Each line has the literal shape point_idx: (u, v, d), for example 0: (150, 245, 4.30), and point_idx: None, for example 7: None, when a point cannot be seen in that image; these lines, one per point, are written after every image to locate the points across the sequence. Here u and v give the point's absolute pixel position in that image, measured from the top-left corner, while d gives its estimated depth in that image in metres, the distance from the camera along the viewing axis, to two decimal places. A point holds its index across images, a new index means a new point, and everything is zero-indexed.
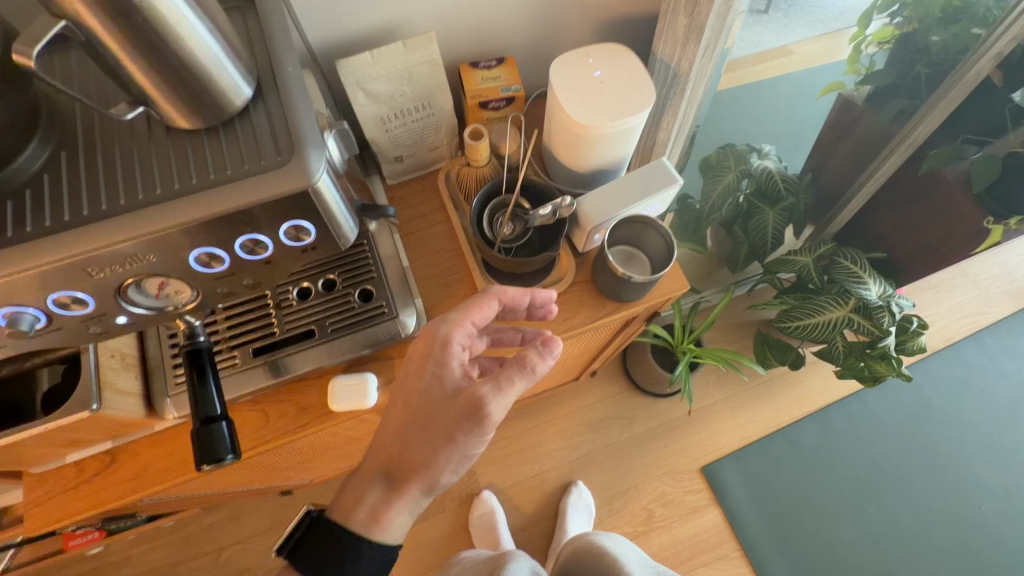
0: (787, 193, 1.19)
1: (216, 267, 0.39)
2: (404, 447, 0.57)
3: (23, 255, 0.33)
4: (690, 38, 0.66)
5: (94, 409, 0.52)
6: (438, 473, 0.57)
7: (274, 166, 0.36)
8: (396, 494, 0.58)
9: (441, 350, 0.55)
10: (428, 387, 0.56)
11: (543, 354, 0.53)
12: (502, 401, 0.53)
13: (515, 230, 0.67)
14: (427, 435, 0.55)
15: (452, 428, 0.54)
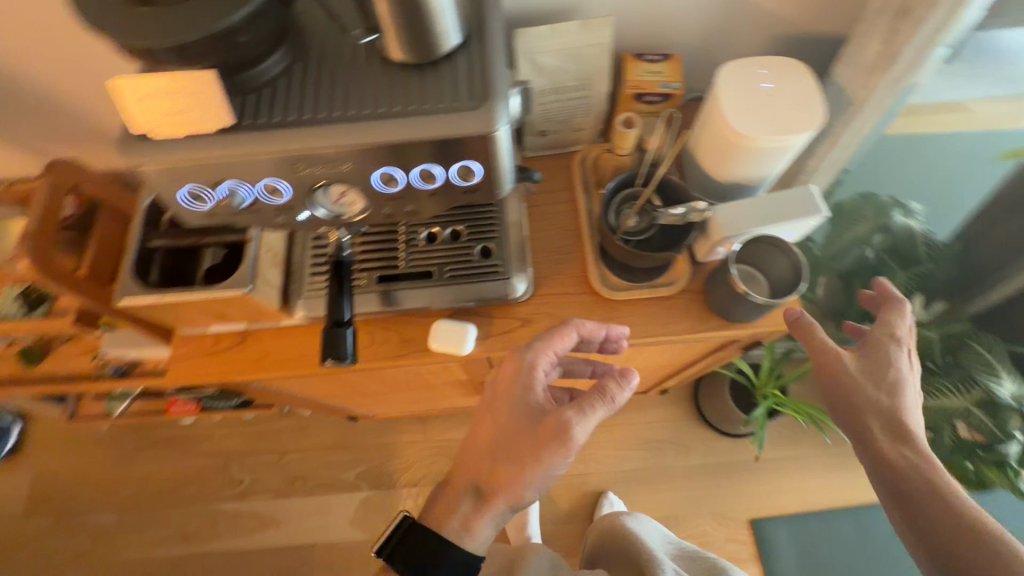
0: (928, 257, 1.08)
1: (391, 188, 0.43)
2: (493, 469, 0.63)
3: (256, 141, 0.39)
4: (878, 65, 0.63)
5: (246, 289, 0.61)
6: (524, 494, 0.62)
7: (466, 108, 0.39)
8: (484, 507, 0.63)
9: (528, 374, 0.63)
10: (514, 412, 0.62)
11: (621, 385, 0.62)
12: (586, 423, 0.59)
13: (641, 223, 0.69)
14: (514, 456, 0.61)
15: (537, 450, 0.60)
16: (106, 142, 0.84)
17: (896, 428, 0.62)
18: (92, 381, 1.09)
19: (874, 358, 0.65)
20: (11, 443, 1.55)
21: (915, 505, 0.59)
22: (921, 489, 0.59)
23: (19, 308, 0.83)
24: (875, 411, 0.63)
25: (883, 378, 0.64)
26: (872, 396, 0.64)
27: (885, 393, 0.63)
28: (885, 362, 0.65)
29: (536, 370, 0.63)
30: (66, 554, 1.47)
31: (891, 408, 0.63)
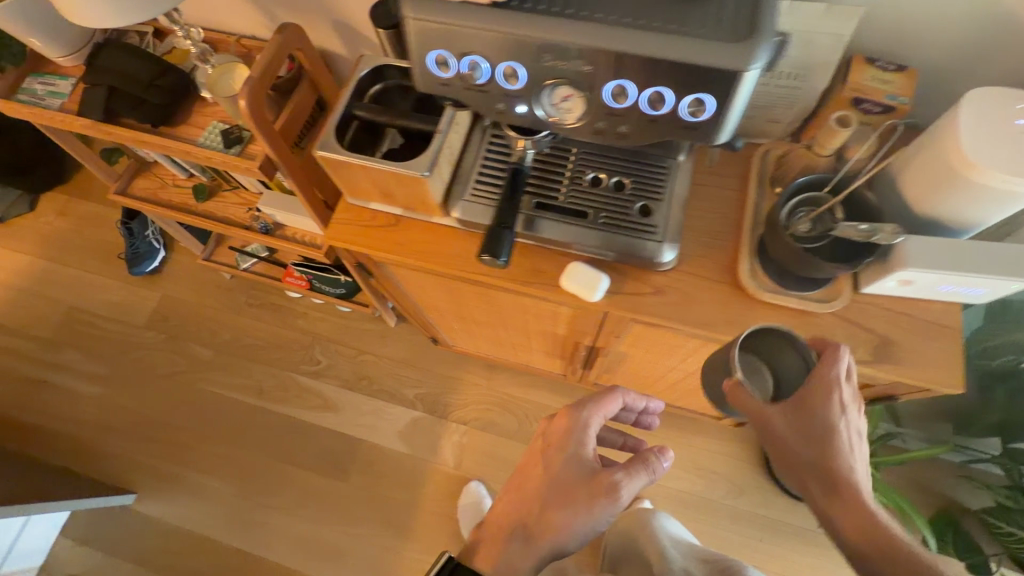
0: None
1: (616, 103, 0.44)
2: (542, 512, 0.67)
3: (517, 24, 0.42)
4: None
5: (424, 174, 0.65)
6: (568, 543, 0.66)
7: (726, 40, 0.39)
8: (528, 552, 0.66)
9: (582, 429, 0.70)
10: (566, 463, 0.69)
11: (660, 456, 0.66)
12: (632, 485, 0.65)
13: (814, 231, 0.64)
14: (567, 505, 0.66)
15: (590, 503, 0.65)
16: (325, 18, 0.92)
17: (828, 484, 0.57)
18: (241, 229, 1.24)
19: (809, 417, 0.57)
20: (154, 265, 1.80)
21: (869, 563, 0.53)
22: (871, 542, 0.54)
23: (219, 141, 0.93)
24: (806, 466, 0.58)
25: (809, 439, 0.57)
26: (796, 449, 0.58)
27: (813, 455, 0.57)
28: (819, 421, 0.57)
29: (586, 426, 0.70)
30: (166, 370, 1.69)
31: (817, 455, 0.57)
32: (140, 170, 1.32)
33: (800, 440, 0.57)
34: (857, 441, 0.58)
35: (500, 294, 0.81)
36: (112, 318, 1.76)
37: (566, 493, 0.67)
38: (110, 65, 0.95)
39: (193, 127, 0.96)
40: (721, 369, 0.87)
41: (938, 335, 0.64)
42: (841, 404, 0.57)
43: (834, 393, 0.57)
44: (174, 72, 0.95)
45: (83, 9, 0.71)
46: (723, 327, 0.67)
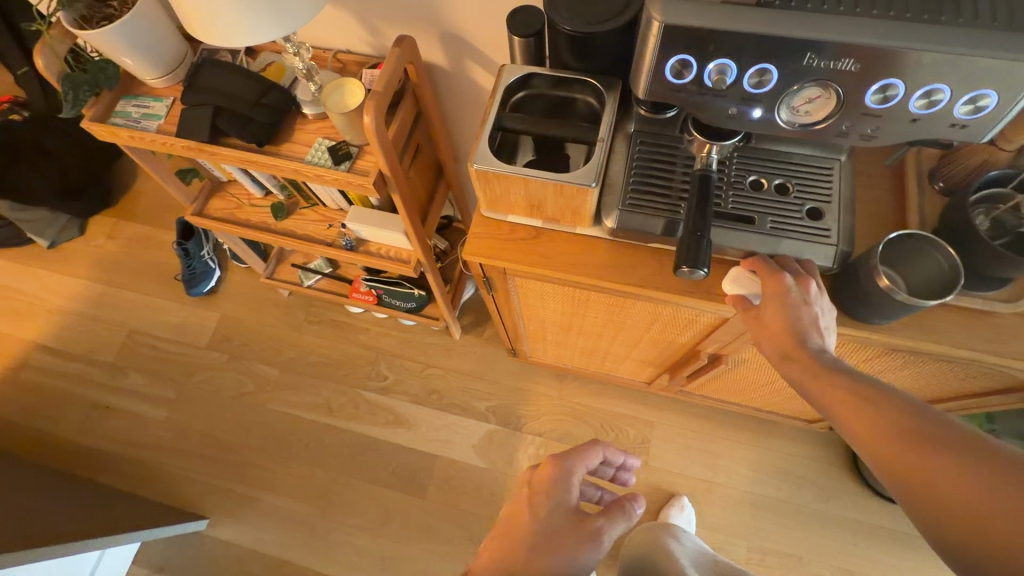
0: None
1: (879, 103, 0.43)
2: (527, 561, 0.65)
3: (785, 24, 0.40)
4: None
5: (590, 185, 0.63)
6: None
7: (1017, 36, 0.39)
8: None
9: (563, 474, 0.72)
10: (549, 511, 0.69)
11: (637, 503, 0.69)
12: (613, 531, 0.67)
13: (994, 229, 0.62)
14: (552, 552, 0.65)
15: (573, 547, 0.65)
16: (432, 30, 0.91)
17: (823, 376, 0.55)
18: (325, 246, 1.22)
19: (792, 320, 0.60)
20: (211, 284, 1.78)
21: (889, 444, 0.47)
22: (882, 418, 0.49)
23: (327, 158, 0.91)
24: (794, 364, 0.57)
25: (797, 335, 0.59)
26: (780, 349, 0.59)
27: (791, 344, 0.58)
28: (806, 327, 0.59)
29: (567, 472, 0.72)
30: (231, 390, 1.67)
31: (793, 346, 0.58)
32: (216, 190, 1.30)
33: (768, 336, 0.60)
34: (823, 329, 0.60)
35: (636, 303, 0.80)
36: (173, 340, 1.75)
37: (550, 540, 0.66)
38: (214, 85, 0.93)
39: (297, 145, 0.95)
40: None
41: None
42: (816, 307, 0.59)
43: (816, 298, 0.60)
44: (277, 90, 0.94)
45: (222, 23, 0.71)
46: (899, 330, 0.65)
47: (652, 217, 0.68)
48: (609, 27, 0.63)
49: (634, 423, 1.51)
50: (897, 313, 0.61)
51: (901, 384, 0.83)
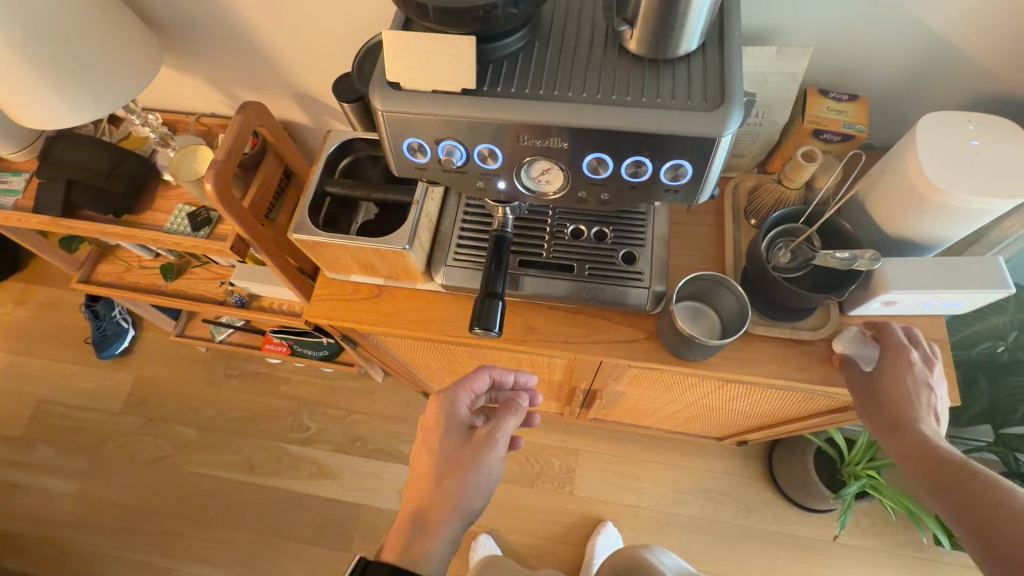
0: None
1: (598, 173, 0.44)
2: (433, 493, 0.65)
3: (489, 108, 0.42)
4: None
5: (404, 248, 0.64)
6: (463, 509, 0.65)
7: (697, 112, 0.40)
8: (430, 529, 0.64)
9: (447, 404, 0.70)
10: (441, 440, 0.68)
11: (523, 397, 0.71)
12: (505, 428, 0.67)
13: (794, 261, 0.64)
14: (450, 470, 0.66)
15: (471, 457, 0.66)
16: (285, 92, 0.92)
17: (912, 421, 0.57)
18: (216, 305, 1.20)
19: (884, 382, 0.60)
20: (124, 345, 1.72)
21: (931, 479, 0.53)
22: (974, 491, 0.49)
23: (186, 225, 0.91)
24: None
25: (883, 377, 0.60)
26: None
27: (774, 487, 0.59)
28: (885, 370, 0.60)
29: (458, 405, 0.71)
30: (148, 455, 1.61)
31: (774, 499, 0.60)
32: (104, 255, 1.27)
33: None
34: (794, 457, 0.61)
35: (490, 350, 0.80)
36: (86, 406, 1.68)
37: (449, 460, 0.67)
38: (67, 159, 0.92)
39: (158, 213, 0.94)
40: (719, 401, 0.86)
41: (928, 349, 0.66)
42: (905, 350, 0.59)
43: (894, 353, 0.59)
44: (134, 159, 0.93)
45: (44, 112, 0.72)
46: (720, 364, 0.67)
47: (478, 270, 0.69)
48: None
49: (559, 453, 1.51)
50: (712, 349, 0.63)
51: (760, 406, 0.85)
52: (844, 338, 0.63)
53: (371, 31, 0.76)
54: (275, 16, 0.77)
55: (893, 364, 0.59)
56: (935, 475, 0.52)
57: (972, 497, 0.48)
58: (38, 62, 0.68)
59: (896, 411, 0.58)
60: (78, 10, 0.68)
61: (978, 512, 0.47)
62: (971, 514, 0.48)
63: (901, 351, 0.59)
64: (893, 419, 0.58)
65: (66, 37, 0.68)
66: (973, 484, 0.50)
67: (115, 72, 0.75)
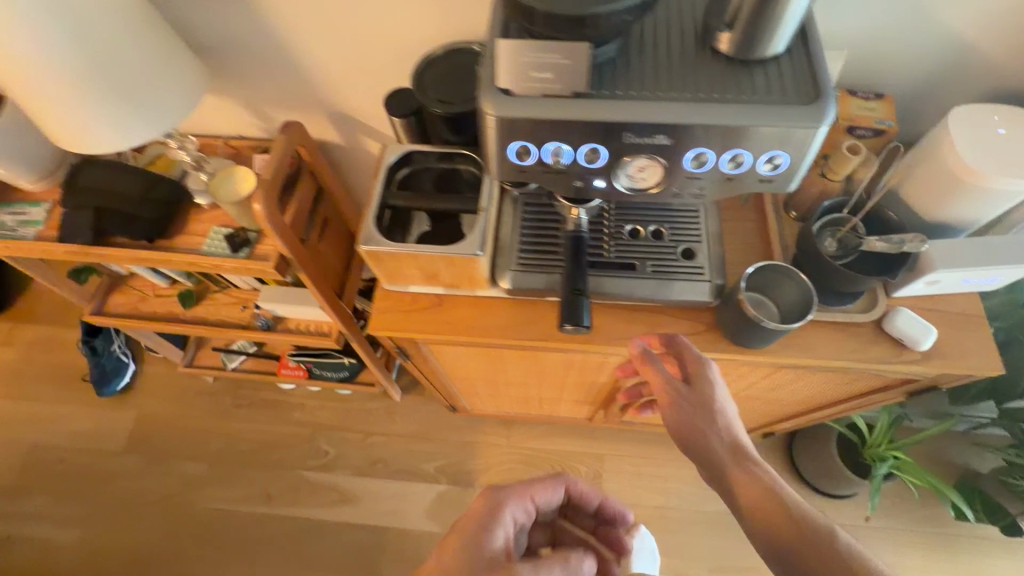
0: None
1: (697, 167, 0.47)
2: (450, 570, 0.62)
3: (598, 108, 0.44)
4: None
5: (475, 254, 0.66)
6: None
7: (796, 106, 0.43)
8: None
9: (491, 519, 0.68)
10: (473, 545, 0.66)
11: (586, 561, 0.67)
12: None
13: (841, 249, 0.69)
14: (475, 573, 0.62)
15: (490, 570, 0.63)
16: (321, 111, 0.93)
17: (748, 478, 0.63)
18: (240, 330, 1.17)
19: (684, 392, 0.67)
20: (125, 381, 1.65)
21: (756, 523, 0.60)
22: (801, 534, 0.58)
23: (224, 246, 0.90)
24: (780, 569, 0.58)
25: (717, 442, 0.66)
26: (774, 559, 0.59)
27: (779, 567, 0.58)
28: (682, 406, 0.67)
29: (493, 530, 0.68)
30: (155, 494, 1.53)
31: None
32: (115, 285, 1.24)
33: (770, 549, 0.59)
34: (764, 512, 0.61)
35: (545, 352, 0.81)
36: (84, 448, 1.59)
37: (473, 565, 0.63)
38: (94, 185, 0.90)
39: (191, 236, 0.92)
40: (764, 390, 0.89)
41: (969, 324, 0.70)
42: (712, 395, 0.66)
43: (695, 376, 0.67)
44: (165, 183, 0.92)
45: (94, 136, 0.71)
46: (781, 350, 0.70)
47: (543, 273, 0.71)
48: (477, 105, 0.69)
49: (584, 460, 1.51)
50: (774, 336, 0.66)
51: (802, 393, 0.89)
52: (898, 319, 0.68)
53: (418, 47, 0.78)
54: (321, 34, 0.78)
55: (733, 435, 0.66)
56: (760, 524, 0.60)
57: (798, 540, 0.57)
58: (87, 83, 0.66)
59: (733, 470, 0.64)
60: (123, 26, 0.66)
61: (807, 553, 0.56)
62: (801, 558, 0.56)
63: (726, 417, 0.66)
64: (731, 478, 0.64)
65: (114, 55, 0.66)
66: (798, 526, 0.58)
67: (157, 93, 0.72)
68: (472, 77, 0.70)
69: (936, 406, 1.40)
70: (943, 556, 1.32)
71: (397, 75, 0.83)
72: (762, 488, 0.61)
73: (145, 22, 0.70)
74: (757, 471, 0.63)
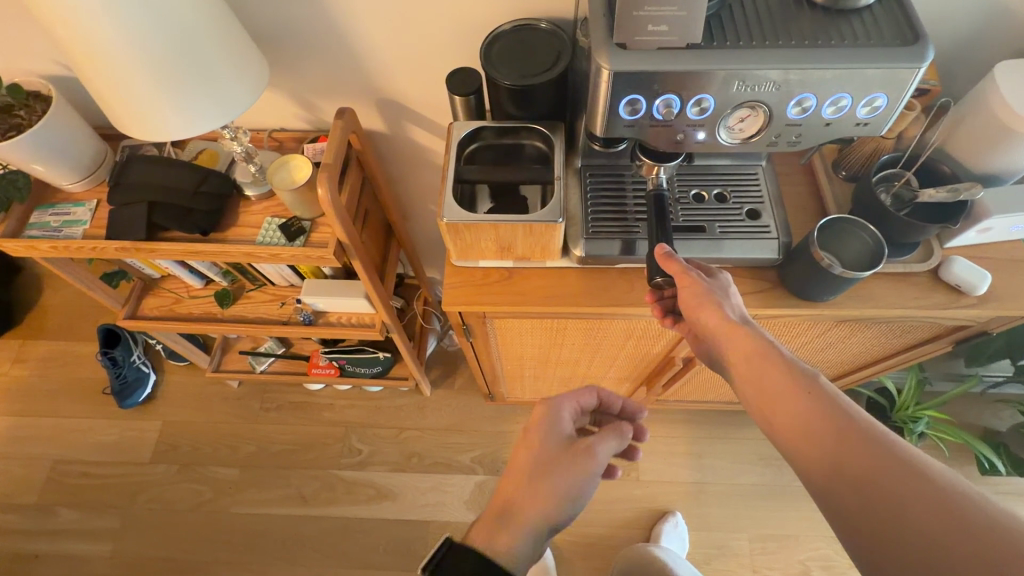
0: None
1: (797, 113, 0.49)
2: (529, 488, 0.63)
3: (710, 59, 0.47)
4: None
5: (556, 221, 0.67)
6: (552, 516, 0.63)
7: (896, 48, 0.46)
8: (513, 525, 0.61)
9: (553, 412, 0.70)
10: (545, 440, 0.67)
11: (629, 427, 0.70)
12: (606, 447, 0.67)
13: (896, 203, 0.73)
14: (554, 473, 0.64)
15: (571, 467, 0.65)
16: (368, 99, 0.93)
17: (791, 403, 0.55)
18: (282, 325, 1.16)
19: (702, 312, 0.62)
20: (147, 391, 1.62)
21: (802, 453, 0.53)
22: (855, 462, 0.48)
23: (279, 236, 0.90)
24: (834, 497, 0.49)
25: (742, 365, 0.60)
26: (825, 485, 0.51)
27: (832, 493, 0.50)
28: (707, 325, 0.62)
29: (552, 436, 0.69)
30: (187, 504, 1.50)
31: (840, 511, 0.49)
32: (148, 288, 1.22)
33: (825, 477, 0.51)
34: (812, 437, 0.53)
35: (610, 321, 0.84)
36: (110, 461, 1.56)
37: (546, 466, 0.65)
38: (144, 180, 0.90)
39: (243, 228, 0.92)
40: (813, 350, 0.92)
41: (1018, 269, 0.74)
42: (727, 312, 0.61)
43: (702, 284, 0.62)
44: (215, 176, 0.91)
45: (167, 123, 0.71)
46: (846, 303, 0.73)
47: (615, 239, 0.73)
48: (546, 78, 0.69)
49: None
50: (844, 285, 0.69)
51: (850, 351, 0.92)
52: (955, 266, 0.72)
53: (474, 29, 0.80)
54: (379, 19, 0.79)
55: (763, 356, 0.58)
56: (805, 454, 0.53)
57: (855, 470, 0.48)
58: (166, 65, 0.66)
59: (770, 395, 0.57)
60: (199, 11, 0.66)
61: (865, 486, 0.47)
62: (860, 491, 0.47)
63: (746, 332, 0.60)
64: (767, 404, 0.57)
65: (195, 39, 0.67)
66: (856, 451, 0.49)
67: (228, 79, 0.72)
68: (539, 52, 0.72)
69: (953, 368, 1.45)
70: None
71: (451, 59, 0.85)
72: (810, 411, 0.53)
73: (217, 6, 0.69)
74: (800, 393, 0.54)
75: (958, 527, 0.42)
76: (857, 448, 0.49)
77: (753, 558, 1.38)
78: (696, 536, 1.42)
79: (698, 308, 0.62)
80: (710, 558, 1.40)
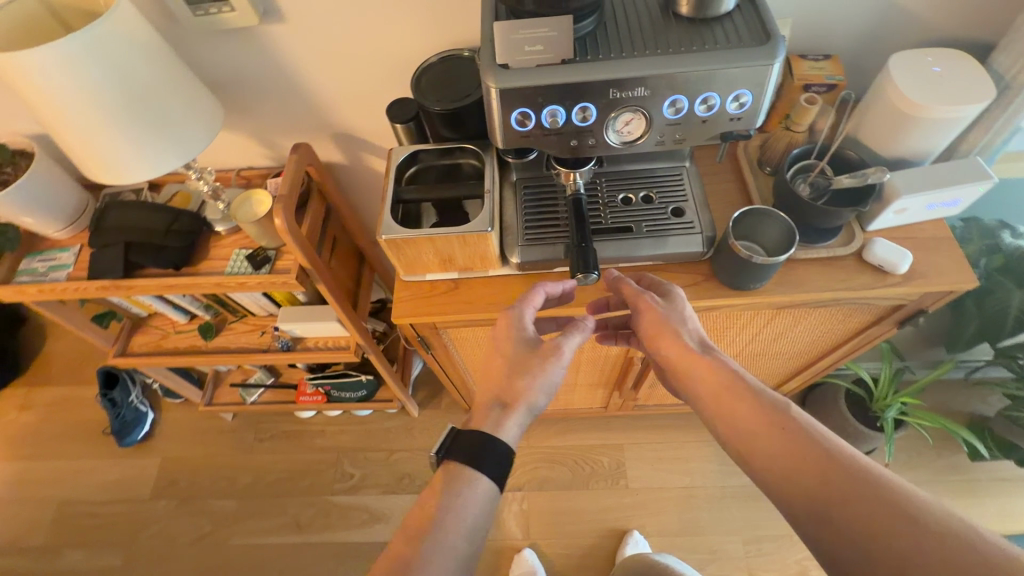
0: None
1: (675, 112, 0.54)
2: (512, 386, 0.72)
3: (583, 70, 0.52)
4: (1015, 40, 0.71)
5: (487, 229, 0.72)
6: (537, 403, 0.73)
7: (751, 48, 0.51)
8: (509, 413, 0.71)
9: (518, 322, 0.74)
10: (514, 340, 0.73)
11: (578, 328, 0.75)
12: (572, 342, 0.73)
13: (815, 193, 0.76)
14: (531, 370, 0.71)
15: (541, 365, 0.72)
16: (325, 134, 1.00)
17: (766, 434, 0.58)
18: (262, 353, 1.21)
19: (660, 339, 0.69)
20: (145, 430, 1.67)
21: (787, 489, 0.55)
22: (840, 501, 0.50)
23: (247, 266, 0.96)
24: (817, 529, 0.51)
25: (707, 392, 0.64)
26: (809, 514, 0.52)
27: (816, 524, 0.51)
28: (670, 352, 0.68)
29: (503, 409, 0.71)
30: (186, 537, 1.52)
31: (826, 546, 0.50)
32: (138, 327, 1.28)
33: (808, 506, 0.53)
34: (785, 464, 0.56)
35: (557, 325, 0.87)
36: (112, 500, 1.59)
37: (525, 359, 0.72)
38: (121, 223, 0.96)
39: (214, 261, 0.98)
40: (767, 340, 0.95)
41: (942, 246, 0.77)
42: (684, 338, 0.67)
43: (661, 312, 0.69)
44: (186, 215, 0.98)
45: (126, 166, 0.77)
46: (777, 289, 0.76)
47: (548, 245, 0.77)
48: (472, 100, 0.75)
49: (604, 451, 1.55)
50: (766, 272, 0.72)
51: (802, 338, 0.95)
52: (876, 248, 0.75)
53: (410, 62, 0.87)
54: (322, 59, 0.86)
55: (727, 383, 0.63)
56: (783, 482, 0.55)
57: (837, 502, 0.50)
58: (122, 115, 0.72)
59: (738, 424, 0.61)
60: (152, 64, 0.73)
61: (854, 524, 0.49)
62: (849, 529, 0.49)
63: (706, 359, 0.65)
64: (740, 435, 0.60)
65: (150, 89, 0.74)
66: (837, 483, 0.51)
67: (184, 124, 0.79)
68: (465, 79, 0.78)
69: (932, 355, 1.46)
70: (965, 498, 1.35)
71: (393, 91, 0.92)
72: (784, 443, 0.56)
73: (172, 62, 0.77)
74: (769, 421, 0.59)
75: (935, 553, 0.44)
76: (840, 483, 0.51)
77: (748, 561, 1.37)
78: (689, 542, 1.41)
79: (660, 335, 0.68)
80: (704, 564, 1.37)
